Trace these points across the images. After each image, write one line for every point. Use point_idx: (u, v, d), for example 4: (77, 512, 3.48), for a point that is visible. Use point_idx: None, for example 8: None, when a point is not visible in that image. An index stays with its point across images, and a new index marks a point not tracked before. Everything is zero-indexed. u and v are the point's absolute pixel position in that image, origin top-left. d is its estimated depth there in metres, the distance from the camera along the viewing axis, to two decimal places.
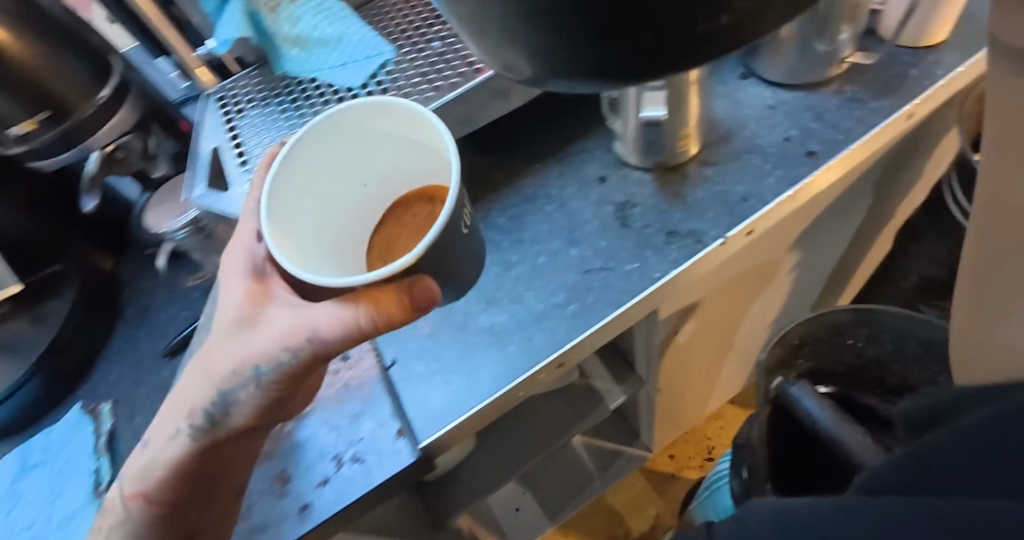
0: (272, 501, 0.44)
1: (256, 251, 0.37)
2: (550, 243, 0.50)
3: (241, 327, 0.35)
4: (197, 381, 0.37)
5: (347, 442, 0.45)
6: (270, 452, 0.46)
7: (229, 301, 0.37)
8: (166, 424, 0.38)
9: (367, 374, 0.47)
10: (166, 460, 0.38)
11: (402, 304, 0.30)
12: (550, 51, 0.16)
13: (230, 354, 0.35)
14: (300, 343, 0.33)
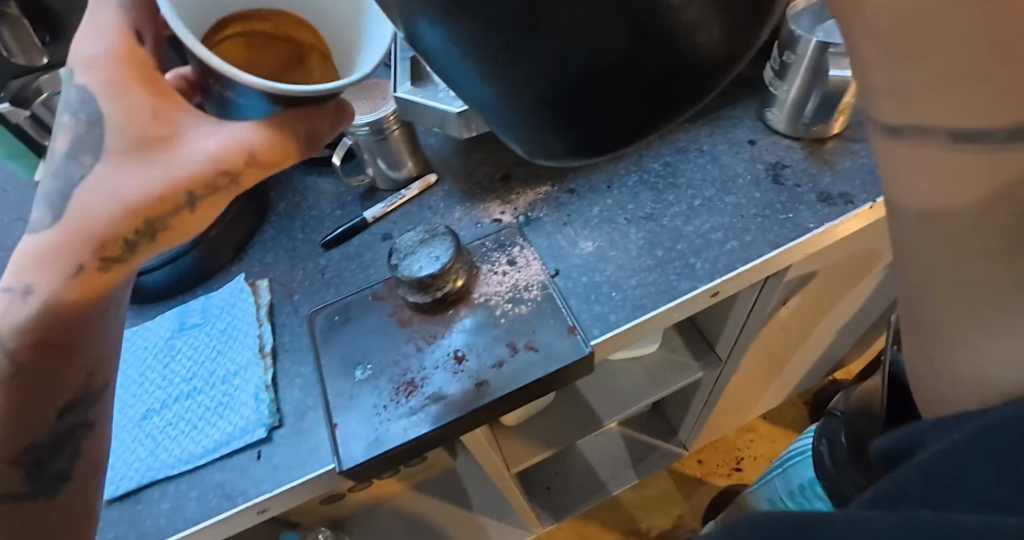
0: (448, 376, 0.49)
1: (120, 47, 0.34)
2: (704, 190, 0.60)
3: (155, 148, 0.34)
4: (97, 196, 0.34)
5: (521, 333, 0.50)
6: (447, 333, 0.51)
7: (126, 119, 0.33)
8: (58, 262, 0.34)
9: (542, 277, 0.54)
10: (65, 302, 0.35)
11: (328, 127, 0.36)
12: (546, 129, 0.21)
13: (154, 176, 0.34)
14: (237, 161, 0.34)
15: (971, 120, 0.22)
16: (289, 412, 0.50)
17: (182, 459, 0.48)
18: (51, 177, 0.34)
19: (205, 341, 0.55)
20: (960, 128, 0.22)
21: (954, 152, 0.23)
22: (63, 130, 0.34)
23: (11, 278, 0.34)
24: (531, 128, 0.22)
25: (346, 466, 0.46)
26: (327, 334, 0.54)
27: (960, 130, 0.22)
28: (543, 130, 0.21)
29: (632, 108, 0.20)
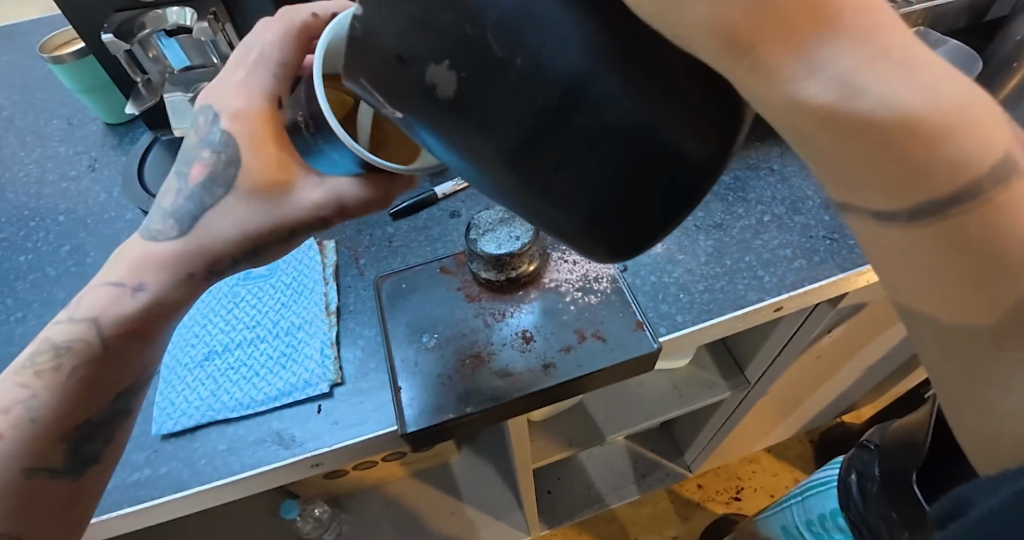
0: (515, 354, 0.50)
1: (263, 107, 0.38)
2: (774, 207, 0.60)
3: (272, 192, 0.38)
4: (218, 223, 0.39)
5: (590, 322, 0.51)
6: (516, 313, 0.52)
7: (254, 165, 0.38)
8: (174, 268, 0.40)
9: (611, 270, 0.54)
10: (170, 300, 0.40)
11: (401, 192, 0.39)
12: (599, 210, 0.23)
13: (266, 215, 0.39)
14: (333, 212, 0.38)
15: (880, 202, 0.21)
16: (352, 370, 0.51)
17: (242, 404, 0.48)
18: (179, 200, 0.39)
19: (270, 292, 0.56)
20: (878, 210, 0.21)
21: (871, 226, 0.22)
22: (201, 162, 0.39)
23: (126, 273, 0.40)
24: (588, 211, 0.23)
25: (409, 429, 0.46)
26: (393, 298, 0.54)
27: (874, 211, 0.21)
28: (598, 213, 0.23)
29: (655, 200, 0.23)
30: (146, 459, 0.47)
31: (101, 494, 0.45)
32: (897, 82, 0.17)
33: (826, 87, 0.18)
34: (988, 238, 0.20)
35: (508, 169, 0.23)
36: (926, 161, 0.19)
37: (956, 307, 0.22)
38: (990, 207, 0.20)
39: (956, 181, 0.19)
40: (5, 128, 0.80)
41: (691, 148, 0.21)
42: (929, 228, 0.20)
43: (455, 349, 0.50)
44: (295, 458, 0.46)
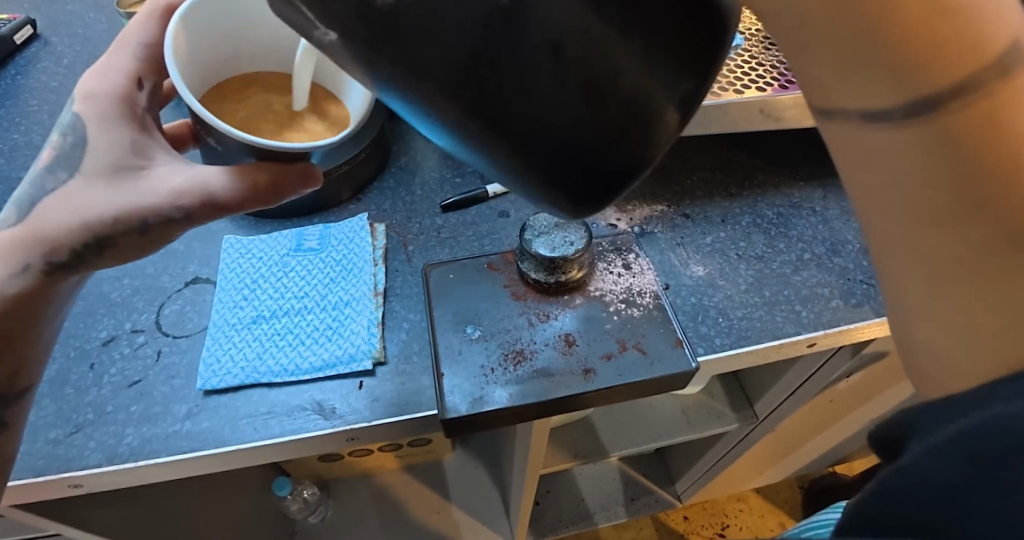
0: (556, 356, 0.51)
1: (121, 89, 0.42)
2: (814, 247, 0.62)
3: (125, 175, 0.39)
4: (59, 208, 0.39)
5: (631, 334, 0.52)
6: (560, 316, 0.53)
7: (105, 148, 0.40)
8: (11, 258, 0.39)
9: (655, 287, 0.56)
10: (9, 292, 0.39)
11: (293, 186, 0.40)
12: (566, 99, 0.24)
13: (117, 198, 0.39)
14: (194, 197, 0.39)
15: (872, 99, 0.23)
16: (395, 351, 0.52)
17: (287, 369, 0.49)
18: (27, 187, 0.40)
19: (320, 266, 0.57)
20: (867, 109, 0.23)
21: (859, 127, 0.24)
22: (49, 147, 0.41)
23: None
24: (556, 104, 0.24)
25: (450, 415, 0.47)
26: (440, 287, 0.55)
27: (866, 111, 0.24)
28: (566, 96, 0.24)
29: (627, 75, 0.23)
30: (189, 413, 0.48)
31: (141, 441, 0.46)
32: None
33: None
34: (998, 134, 0.22)
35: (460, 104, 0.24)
36: (929, 46, 0.21)
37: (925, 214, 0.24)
38: (996, 97, 0.21)
39: (953, 77, 0.21)
40: (64, 75, 0.81)
41: (631, 75, 0.24)
42: (920, 125, 0.23)
43: (495, 345, 0.51)
44: (334, 429, 0.47)
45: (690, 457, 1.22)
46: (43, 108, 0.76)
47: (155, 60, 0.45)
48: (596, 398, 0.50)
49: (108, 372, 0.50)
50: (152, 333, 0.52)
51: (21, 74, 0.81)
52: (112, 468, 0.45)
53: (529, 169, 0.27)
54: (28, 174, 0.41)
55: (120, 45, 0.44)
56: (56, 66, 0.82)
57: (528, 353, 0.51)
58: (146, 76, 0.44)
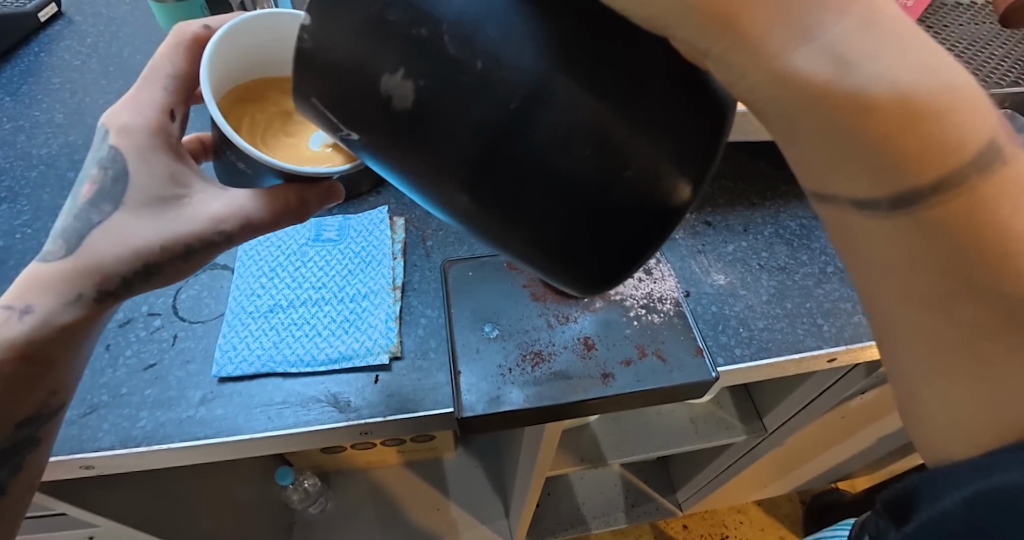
0: (575, 359, 0.50)
1: (155, 121, 0.41)
2: (837, 261, 0.61)
3: (167, 206, 0.39)
4: (108, 239, 0.38)
5: (651, 340, 0.51)
6: (579, 318, 0.53)
7: (146, 180, 0.39)
8: (63, 289, 0.38)
9: (675, 294, 0.55)
10: (60, 324, 0.38)
11: (316, 204, 0.40)
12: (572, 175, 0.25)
13: (165, 227, 0.39)
14: (234, 222, 0.38)
15: (862, 189, 0.25)
16: (411, 346, 0.51)
17: (303, 360, 0.49)
18: (71, 219, 0.39)
19: (339, 257, 0.56)
20: (857, 198, 0.25)
21: (856, 218, 0.26)
22: (89, 181, 0.39)
23: (15, 297, 0.38)
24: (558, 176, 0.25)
25: (465, 414, 0.47)
26: (459, 284, 0.54)
27: (859, 199, 0.25)
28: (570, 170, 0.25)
29: (636, 152, 0.25)
30: (203, 399, 0.47)
31: (155, 425, 0.46)
32: (893, 63, 0.22)
33: (817, 58, 0.22)
34: (993, 222, 0.23)
35: (471, 181, 0.26)
36: (913, 142, 0.23)
37: (934, 300, 0.25)
38: (974, 195, 0.23)
39: (936, 175, 0.23)
40: (87, 54, 0.80)
41: (634, 156, 0.25)
42: (908, 215, 0.24)
43: (511, 345, 0.51)
44: (347, 422, 0.47)
45: (693, 466, 1.22)
46: (65, 86, 0.75)
47: (184, 87, 0.43)
48: (611, 404, 0.49)
49: (124, 353, 0.49)
50: (169, 317, 0.52)
51: (44, 51, 0.81)
52: (125, 452, 0.44)
53: (529, 242, 0.28)
54: (70, 204, 0.40)
55: (147, 76, 0.42)
56: (79, 44, 0.82)
57: (546, 354, 0.50)
58: (179, 106, 0.42)
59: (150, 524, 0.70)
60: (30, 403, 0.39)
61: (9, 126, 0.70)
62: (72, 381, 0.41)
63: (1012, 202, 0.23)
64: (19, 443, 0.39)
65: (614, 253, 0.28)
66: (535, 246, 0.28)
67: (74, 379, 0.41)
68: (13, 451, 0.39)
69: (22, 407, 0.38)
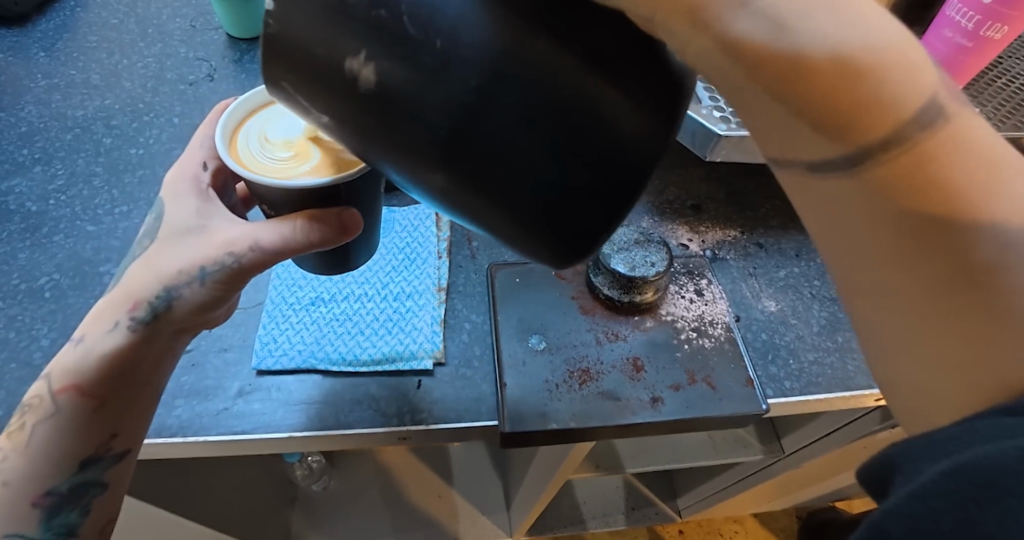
0: (623, 380, 0.48)
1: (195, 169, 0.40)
2: None
3: (196, 235, 0.37)
4: (148, 270, 0.37)
5: (701, 366, 0.50)
6: (628, 336, 0.51)
7: (180, 214, 0.38)
8: (104, 319, 0.37)
9: (727, 318, 0.53)
10: (99, 350, 0.37)
11: (331, 232, 0.35)
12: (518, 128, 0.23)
13: (189, 254, 0.36)
14: (247, 242, 0.35)
15: (812, 152, 0.24)
16: (455, 352, 0.50)
17: (345, 358, 0.48)
18: (128, 259, 0.40)
19: (382, 253, 0.55)
20: (807, 160, 0.24)
21: (808, 180, 0.25)
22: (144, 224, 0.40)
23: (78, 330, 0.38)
24: (507, 126, 0.23)
25: (509, 428, 0.45)
26: (505, 291, 0.53)
27: (811, 162, 0.24)
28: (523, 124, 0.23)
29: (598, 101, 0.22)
30: (240, 391, 0.46)
31: (191, 415, 0.45)
32: (819, 22, 0.21)
33: (755, 20, 0.22)
34: (937, 173, 0.22)
35: (443, 161, 0.24)
36: (849, 99, 0.22)
37: (887, 261, 0.24)
38: (915, 145, 0.22)
39: (879, 127, 0.22)
40: (125, 13, 0.77)
41: (586, 104, 0.22)
42: (856, 173, 0.23)
43: (556, 360, 0.49)
44: (389, 428, 0.45)
45: (697, 475, 1.21)
46: (102, 45, 0.73)
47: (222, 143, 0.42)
48: (651, 430, 0.47)
49: None
50: None
51: (80, 6, 0.78)
52: (160, 441, 0.43)
53: (488, 209, 0.26)
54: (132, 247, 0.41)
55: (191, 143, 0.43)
56: (117, 2, 0.79)
57: (590, 369, 0.49)
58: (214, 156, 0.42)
59: (165, 500, 0.69)
60: (89, 441, 0.37)
61: (43, 83, 0.67)
62: (141, 425, 0.39)
63: (956, 152, 0.22)
64: (81, 485, 0.37)
65: (585, 222, 0.25)
66: (504, 219, 0.26)
67: (140, 426, 0.39)
68: (79, 492, 0.37)
69: (81, 445, 0.37)
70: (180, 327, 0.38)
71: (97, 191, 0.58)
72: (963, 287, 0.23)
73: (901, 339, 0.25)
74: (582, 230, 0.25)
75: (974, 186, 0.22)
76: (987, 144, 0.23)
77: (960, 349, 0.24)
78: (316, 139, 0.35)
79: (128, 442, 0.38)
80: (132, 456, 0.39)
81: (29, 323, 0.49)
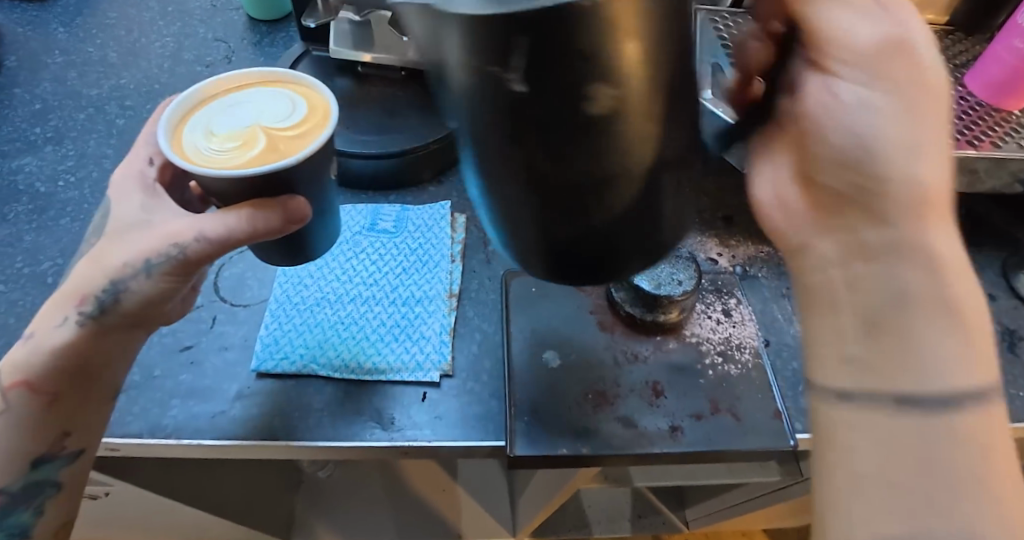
0: (641, 406, 0.45)
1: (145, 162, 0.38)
2: None
3: (143, 226, 0.35)
4: (93, 263, 0.35)
5: (725, 395, 0.46)
6: (648, 358, 0.48)
7: (127, 206, 0.36)
8: (52, 312, 0.35)
9: (756, 343, 0.50)
10: (46, 346, 0.35)
11: (277, 221, 0.34)
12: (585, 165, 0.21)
13: (132, 246, 0.34)
14: (190, 233, 0.33)
15: (829, 245, 0.29)
16: (464, 365, 0.47)
17: (348, 366, 0.45)
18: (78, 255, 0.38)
19: (393, 254, 0.52)
20: (819, 247, 0.30)
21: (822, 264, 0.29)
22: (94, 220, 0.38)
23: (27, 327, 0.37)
24: (576, 155, 0.21)
25: (515, 452, 0.42)
26: (520, 301, 0.50)
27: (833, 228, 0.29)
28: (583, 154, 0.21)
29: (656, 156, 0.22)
30: (239, 394, 0.44)
31: (187, 417, 0.43)
32: (875, 117, 0.26)
33: (849, 79, 0.27)
34: (903, 282, 0.26)
35: (506, 141, 0.21)
36: (867, 184, 0.27)
37: (857, 355, 0.27)
38: (897, 260, 0.26)
39: (883, 230, 0.27)
40: None
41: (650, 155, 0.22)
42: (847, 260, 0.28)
43: (570, 380, 0.46)
44: (391, 443, 0.43)
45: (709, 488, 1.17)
46: (121, 23, 0.71)
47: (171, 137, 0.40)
48: (667, 461, 0.44)
49: (161, 332, 0.47)
50: (211, 298, 0.49)
51: None
52: (153, 441, 0.42)
53: (515, 217, 0.24)
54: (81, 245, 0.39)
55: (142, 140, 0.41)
56: None
57: (606, 391, 0.46)
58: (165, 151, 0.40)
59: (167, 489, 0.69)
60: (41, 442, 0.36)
61: (60, 60, 0.66)
62: (94, 428, 0.38)
63: (949, 278, 0.26)
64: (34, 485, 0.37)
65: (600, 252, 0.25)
66: (534, 236, 0.24)
67: (96, 426, 0.38)
68: (32, 493, 0.37)
69: (32, 443, 0.36)
70: (132, 324, 0.36)
71: (107, 174, 0.57)
72: (898, 407, 0.25)
73: (840, 437, 0.27)
74: (598, 256, 0.25)
75: (953, 319, 0.25)
76: (970, 297, 0.26)
77: (893, 461, 0.25)
78: (263, 129, 0.35)
79: (83, 441, 0.37)
80: (86, 456, 0.38)
81: (28, 310, 0.48)
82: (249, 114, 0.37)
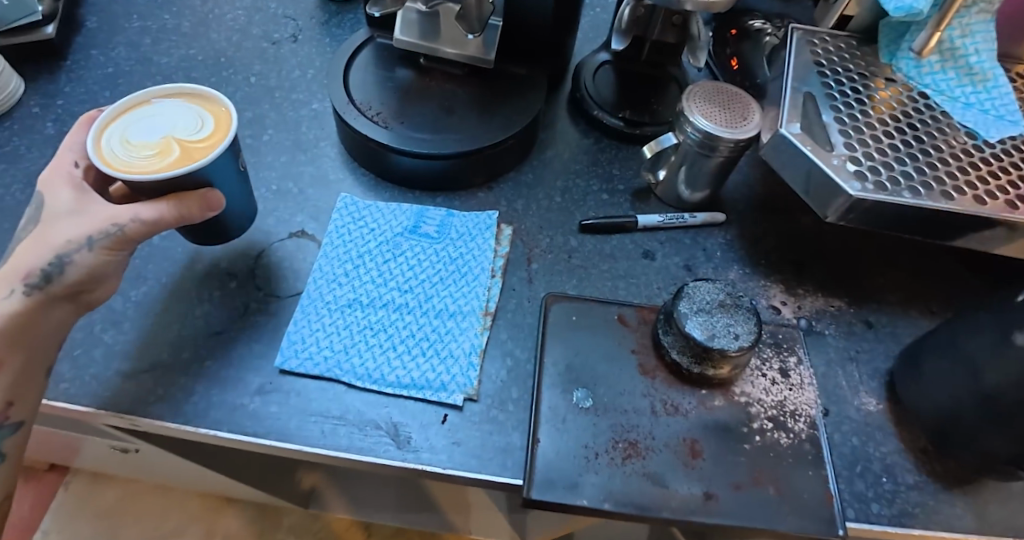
0: (674, 464, 0.41)
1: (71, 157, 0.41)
2: None
3: (81, 213, 0.38)
4: (36, 249, 0.37)
5: (770, 466, 0.42)
6: (689, 411, 0.44)
7: (60, 198, 0.39)
8: None
9: (814, 411, 0.45)
10: None
11: (196, 210, 0.40)
12: None
13: (73, 232, 0.37)
14: (128, 216, 0.38)
15: None
16: (490, 391, 0.44)
17: (371, 376, 0.44)
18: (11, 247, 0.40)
19: (432, 262, 0.50)
20: None
21: None
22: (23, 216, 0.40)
23: None
24: None
25: (533, 495, 0.39)
26: (558, 329, 0.47)
27: None
28: None
29: None
30: (260, 389, 0.43)
31: (206, 405, 0.42)
32: None
33: None
34: None
35: None
36: None
37: None
38: None
39: None
40: None
41: None
42: None
43: (603, 424, 0.43)
44: (404, 464, 0.41)
45: None
46: None
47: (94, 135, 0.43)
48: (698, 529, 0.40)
49: (193, 313, 0.47)
50: (246, 283, 0.49)
51: None
52: (171, 425, 0.41)
53: None
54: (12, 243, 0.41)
55: None
56: None
57: (639, 442, 0.42)
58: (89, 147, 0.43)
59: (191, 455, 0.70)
60: None
61: (137, 24, 0.67)
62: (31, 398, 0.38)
63: None
64: None
65: None
66: None
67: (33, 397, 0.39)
68: None
69: None
70: (72, 297, 0.39)
71: None
72: None
73: None
74: None
75: None
76: None
77: None
78: (176, 140, 0.40)
79: (25, 411, 0.38)
80: (27, 426, 0.40)
81: None
82: (163, 123, 0.41)
